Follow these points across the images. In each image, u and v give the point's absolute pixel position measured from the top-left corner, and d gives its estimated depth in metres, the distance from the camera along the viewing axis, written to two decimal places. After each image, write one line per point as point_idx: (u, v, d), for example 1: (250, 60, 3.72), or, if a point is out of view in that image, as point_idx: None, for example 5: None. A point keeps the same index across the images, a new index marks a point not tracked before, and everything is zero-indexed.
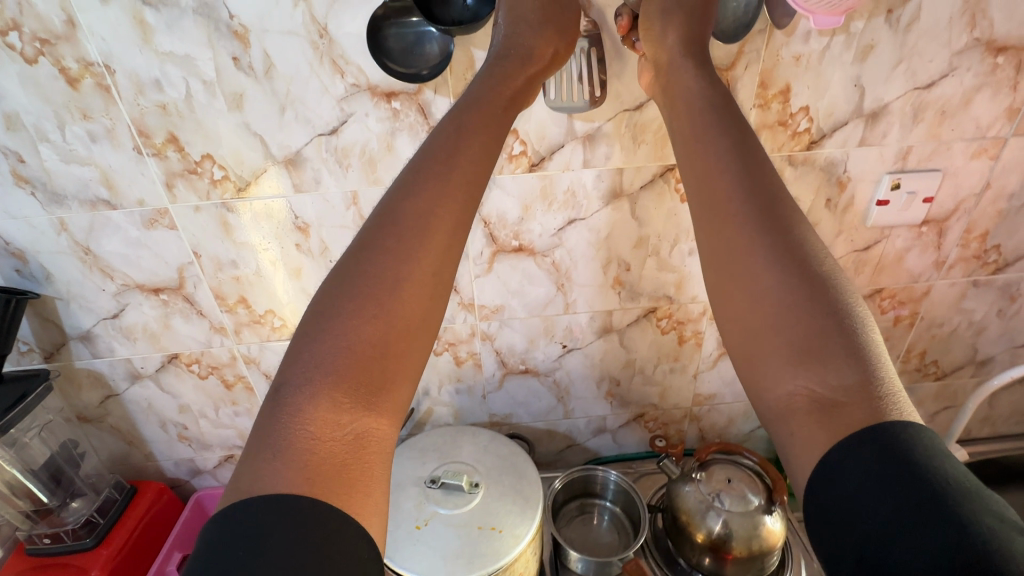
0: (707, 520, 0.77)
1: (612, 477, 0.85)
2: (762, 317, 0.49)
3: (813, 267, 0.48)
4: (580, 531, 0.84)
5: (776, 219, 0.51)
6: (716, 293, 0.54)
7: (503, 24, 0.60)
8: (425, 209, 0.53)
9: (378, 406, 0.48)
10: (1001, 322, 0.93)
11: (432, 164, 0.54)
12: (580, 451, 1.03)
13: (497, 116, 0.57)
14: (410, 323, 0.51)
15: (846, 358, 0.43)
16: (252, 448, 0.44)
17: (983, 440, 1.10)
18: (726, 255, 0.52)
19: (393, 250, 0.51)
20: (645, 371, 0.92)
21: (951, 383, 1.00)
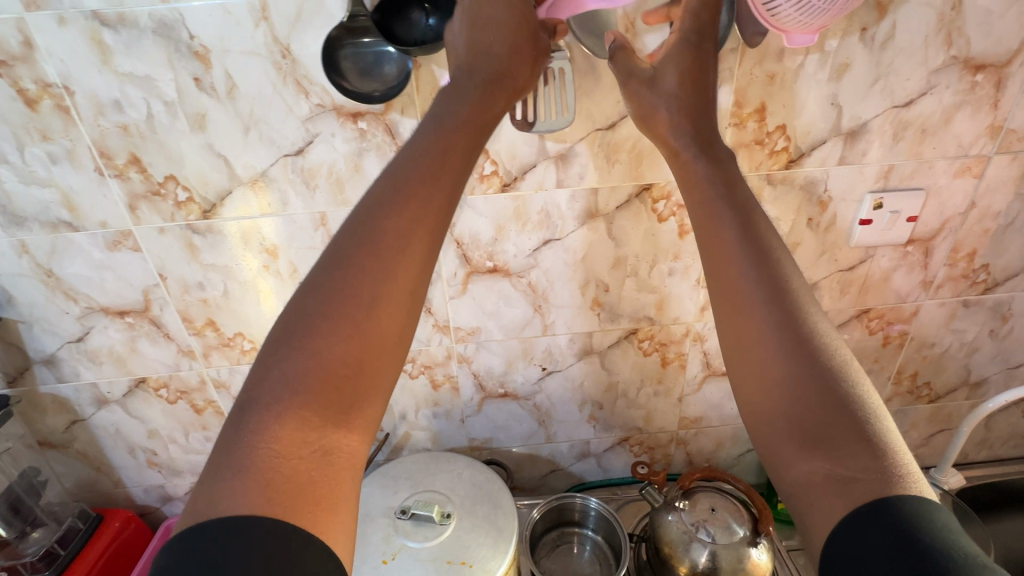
0: (691, 552, 0.73)
1: (592, 504, 0.82)
2: (777, 396, 0.46)
3: (824, 351, 0.46)
4: (560, 563, 0.81)
5: (786, 299, 0.49)
6: (733, 370, 0.50)
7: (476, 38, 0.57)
8: (406, 215, 0.49)
9: (349, 420, 0.44)
10: (994, 343, 0.91)
11: (411, 169, 0.51)
12: (564, 477, 0.99)
13: (480, 131, 0.55)
14: (384, 341, 0.46)
15: (861, 446, 0.41)
16: (209, 470, 0.40)
17: (981, 464, 1.06)
18: (741, 332, 0.50)
19: (369, 265, 0.47)
20: (628, 394, 0.90)
21: (945, 405, 0.97)
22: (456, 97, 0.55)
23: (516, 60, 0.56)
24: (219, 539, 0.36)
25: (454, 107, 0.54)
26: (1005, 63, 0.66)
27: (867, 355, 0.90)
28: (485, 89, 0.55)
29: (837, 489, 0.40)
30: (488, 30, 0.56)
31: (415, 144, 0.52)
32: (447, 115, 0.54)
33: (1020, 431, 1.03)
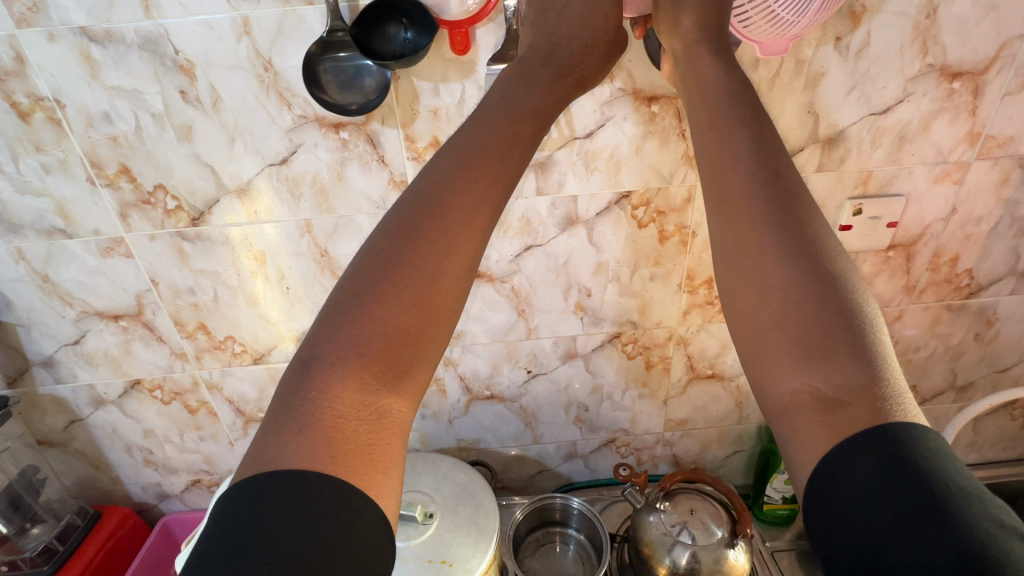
0: (671, 552, 0.75)
1: (574, 503, 0.83)
2: (776, 311, 0.46)
3: (825, 266, 0.46)
4: (543, 561, 0.83)
5: (790, 221, 0.48)
6: (730, 292, 0.50)
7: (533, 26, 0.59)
8: (467, 185, 0.50)
9: (401, 387, 0.46)
10: (979, 347, 0.91)
11: (471, 146, 0.51)
12: (552, 477, 1.00)
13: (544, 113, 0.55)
14: (441, 312, 0.48)
15: (851, 360, 0.42)
16: (272, 422, 0.42)
17: (969, 466, 1.06)
18: (745, 252, 0.49)
19: (432, 236, 0.48)
20: (613, 396, 0.91)
21: (931, 408, 0.98)
22: (524, 78, 0.56)
23: (585, 56, 0.58)
24: (269, 495, 0.39)
25: (525, 92, 0.55)
26: (982, 71, 0.66)
27: None
28: (555, 72, 0.57)
29: (824, 407, 0.41)
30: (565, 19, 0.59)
31: (483, 120, 0.52)
32: (507, 93, 0.54)
33: (1009, 434, 1.03)
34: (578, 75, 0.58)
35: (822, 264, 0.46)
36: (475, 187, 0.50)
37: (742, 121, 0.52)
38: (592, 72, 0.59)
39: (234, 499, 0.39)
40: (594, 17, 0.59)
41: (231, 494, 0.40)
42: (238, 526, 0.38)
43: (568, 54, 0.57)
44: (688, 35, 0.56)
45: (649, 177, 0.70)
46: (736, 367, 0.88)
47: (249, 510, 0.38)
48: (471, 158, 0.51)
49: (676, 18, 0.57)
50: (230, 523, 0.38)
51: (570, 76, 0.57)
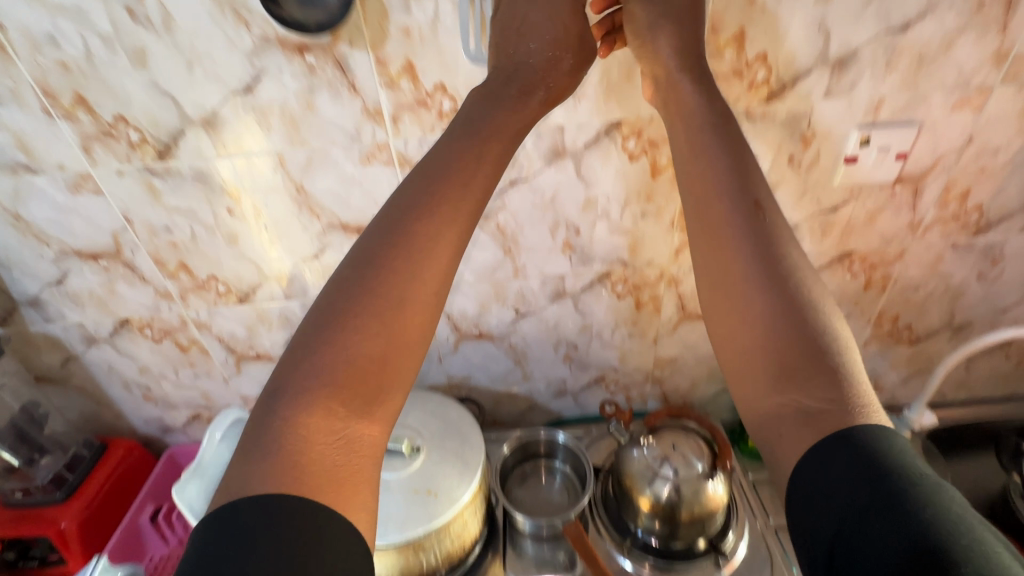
0: (652, 484, 0.76)
1: (560, 437, 0.86)
2: (755, 342, 0.50)
3: (793, 300, 0.49)
4: (530, 492, 0.85)
5: (762, 257, 0.51)
6: (716, 323, 0.53)
7: (500, 40, 0.58)
8: (443, 215, 0.51)
9: (370, 413, 0.46)
10: (981, 286, 0.88)
11: (444, 178, 0.52)
12: (542, 413, 1.02)
13: (515, 132, 0.56)
14: (407, 338, 0.48)
15: (817, 384, 0.46)
16: (242, 450, 0.43)
17: (957, 403, 1.07)
18: (727, 287, 0.52)
19: (397, 266, 0.49)
20: (603, 335, 0.90)
21: (925, 347, 0.97)
22: (491, 101, 0.56)
23: (555, 71, 0.57)
24: (251, 513, 0.39)
25: (490, 113, 0.55)
26: None
27: (847, 298, 0.88)
28: (523, 90, 0.57)
29: (805, 422, 0.45)
30: (532, 28, 0.57)
31: (451, 145, 0.53)
32: (470, 118, 0.55)
33: (1001, 373, 1.02)
34: (542, 94, 0.58)
35: (796, 290, 0.50)
36: (441, 213, 0.51)
37: (712, 147, 0.55)
38: (563, 83, 0.58)
39: (214, 525, 0.40)
40: (553, 29, 0.57)
41: (213, 518, 0.40)
42: (230, 545, 0.38)
43: (537, 70, 0.57)
44: (670, 61, 0.57)
45: (641, 105, 0.66)
46: None
47: (238, 527, 0.39)
48: (441, 185, 0.52)
49: (655, 42, 0.58)
50: (220, 544, 0.38)
51: (540, 89, 0.57)
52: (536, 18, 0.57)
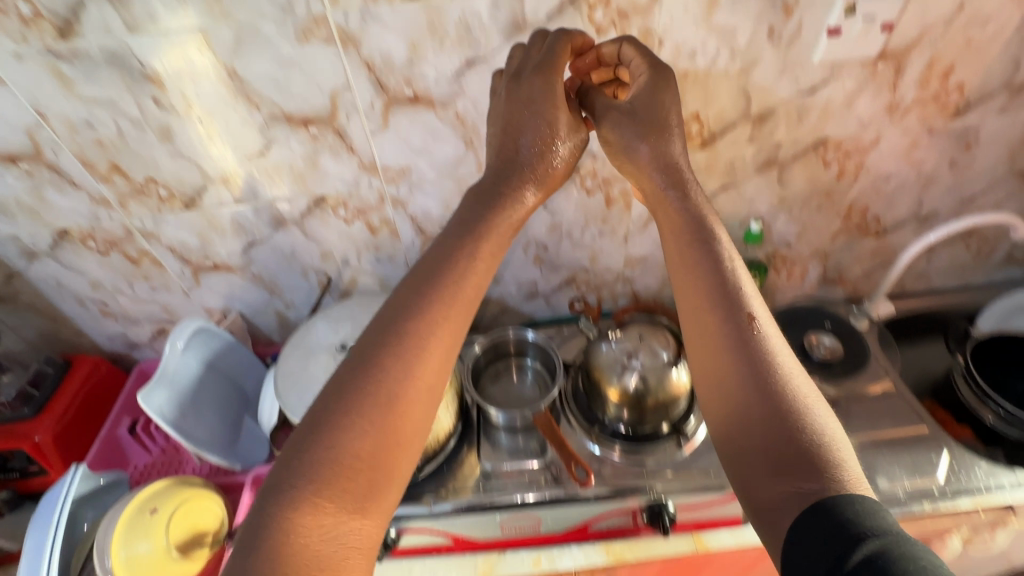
0: (618, 375, 0.78)
1: (529, 335, 0.87)
2: (751, 426, 0.47)
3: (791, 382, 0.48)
4: (503, 389, 0.88)
5: (758, 339, 0.50)
6: (713, 410, 0.51)
7: (496, 134, 0.60)
8: (438, 315, 0.50)
9: (366, 510, 0.44)
10: (952, 174, 0.87)
11: (438, 276, 0.52)
12: (514, 317, 1.03)
13: (510, 228, 0.58)
14: (404, 432, 0.47)
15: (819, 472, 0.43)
16: (234, 554, 0.40)
17: (916, 295, 1.11)
18: (717, 369, 0.51)
19: (391, 360, 0.48)
20: (573, 235, 0.88)
21: (891, 239, 0.97)
22: (484, 199, 0.58)
23: (545, 159, 0.59)
24: None
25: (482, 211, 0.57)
26: None
27: (819, 190, 0.87)
28: (514, 180, 0.59)
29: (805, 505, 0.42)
30: (521, 130, 0.58)
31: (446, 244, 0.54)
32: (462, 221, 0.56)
33: (960, 263, 1.05)
34: (535, 177, 0.59)
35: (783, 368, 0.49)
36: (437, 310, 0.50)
37: (700, 236, 0.56)
38: (559, 173, 0.61)
39: None
40: (538, 123, 0.58)
41: None
42: None
43: (533, 161, 0.59)
44: (645, 164, 0.59)
45: None
46: None
47: None
48: (436, 283, 0.52)
49: (636, 156, 0.60)
50: None
51: (531, 182, 0.59)
52: (523, 115, 0.58)
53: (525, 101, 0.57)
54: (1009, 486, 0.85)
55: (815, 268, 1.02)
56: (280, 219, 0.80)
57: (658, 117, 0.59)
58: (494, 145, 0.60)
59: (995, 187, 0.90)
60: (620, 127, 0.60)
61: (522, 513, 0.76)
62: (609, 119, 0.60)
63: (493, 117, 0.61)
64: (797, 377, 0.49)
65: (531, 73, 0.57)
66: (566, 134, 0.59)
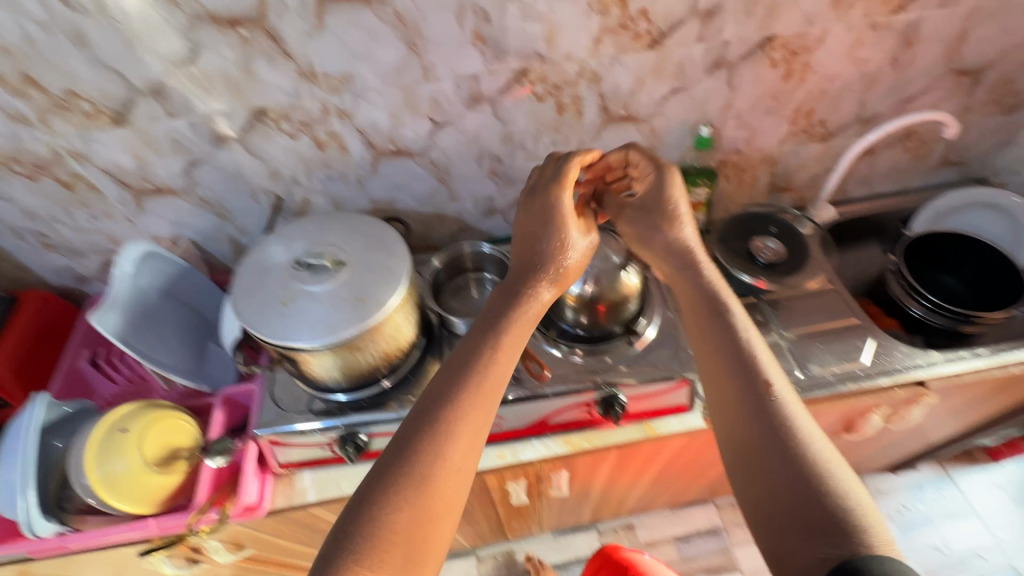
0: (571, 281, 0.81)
1: (485, 248, 0.89)
2: (772, 492, 0.52)
3: (801, 447, 0.53)
4: (462, 300, 0.90)
5: (766, 405, 0.57)
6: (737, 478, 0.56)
7: (518, 240, 0.70)
8: (480, 403, 0.56)
9: None
10: (893, 73, 0.89)
11: (467, 364, 0.58)
12: (473, 235, 1.04)
13: (528, 318, 0.64)
14: (443, 509, 0.51)
15: (836, 537, 0.47)
16: None
17: (860, 201, 1.15)
18: (738, 434, 0.57)
19: (430, 442, 0.53)
20: (526, 146, 0.88)
21: (835, 144, 1.00)
22: (507, 296, 0.65)
23: (563, 253, 0.68)
24: None
25: (505, 308, 0.64)
26: None
27: (767, 93, 0.88)
28: (533, 274, 0.67)
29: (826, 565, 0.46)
30: (541, 236, 0.69)
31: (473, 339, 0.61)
32: (489, 318, 0.63)
33: (899, 167, 1.09)
34: (550, 271, 0.67)
35: (788, 431, 0.55)
36: (466, 397, 0.56)
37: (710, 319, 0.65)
38: (573, 268, 0.69)
39: None
40: (553, 225, 0.68)
41: None
42: None
43: (551, 259, 0.68)
44: (665, 249, 0.72)
45: None
46: (649, 106, 0.85)
47: None
48: (467, 374, 0.58)
49: (654, 244, 0.73)
50: None
51: (549, 281, 0.67)
52: (542, 225, 0.69)
53: (542, 210, 0.69)
54: (925, 363, 0.93)
55: (765, 176, 1.05)
56: (220, 136, 0.77)
57: (665, 211, 0.72)
58: (517, 250, 0.70)
59: (932, 87, 0.93)
60: (637, 222, 0.74)
61: None
62: (626, 217, 0.75)
63: (518, 227, 0.71)
64: (807, 440, 0.54)
65: (545, 191, 0.70)
66: (583, 234, 0.70)
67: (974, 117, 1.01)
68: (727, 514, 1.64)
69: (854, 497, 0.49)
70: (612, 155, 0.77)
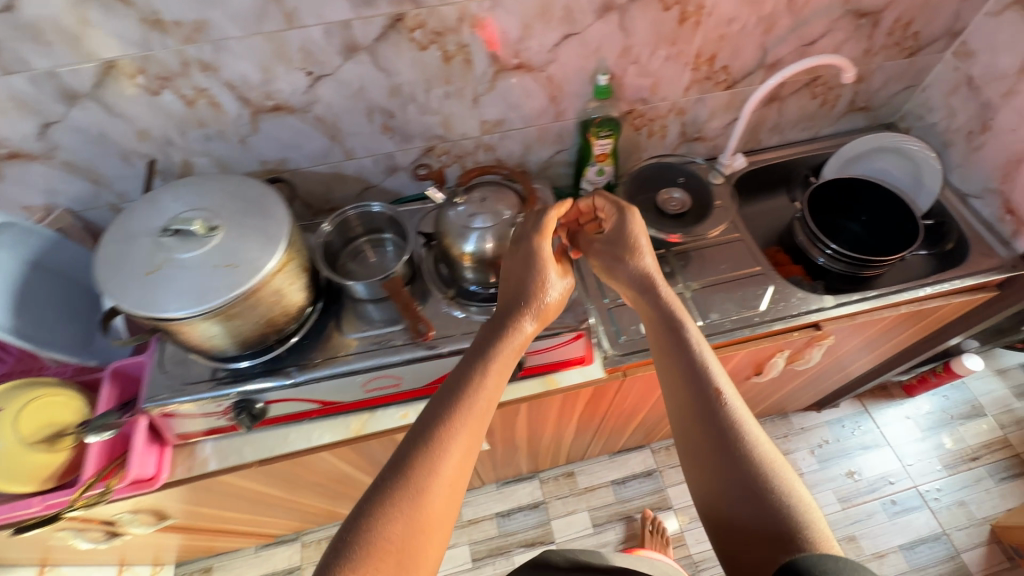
0: (463, 241, 0.79)
1: (377, 207, 0.85)
2: (728, 495, 0.57)
3: (754, 453, 0.58)
4: (363, 263, 0.88)
5: (718, 416, 0.61)
6: (699, 481, 0.61)
7: (503, 281, 0.72)
8: (471, 426, 0.59)
9: None
10: (791, 15, 0.87)
11: (457, 388, 0.60)
12: (380, 194, 1.01)
13: (512, 347, 0.66)
14: (434, 522, 0.53)
15: (781, 536, 0.53)
16: None
17: (773, 149, 1.16)
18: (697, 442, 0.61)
19: (426, 462, 0.55)
20: (417, 99, 0.84)
21: (741, 91, 0.99)
22: (492, 327, 0.67)
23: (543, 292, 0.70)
24: None
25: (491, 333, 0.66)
26: None
27: (664, 38, 0.85)
28: (515, 308, 0.68)
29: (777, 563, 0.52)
30: (523, 275, 0.71)
31: (466, 365, 0.63)
32: (477, 346, 0.65)
33: (808, 113, 1.10)
34: (530, 306, 0.69)
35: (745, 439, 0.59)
36: (459, 418, 0.58)
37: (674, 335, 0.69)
38: (553, 306, 0.71)
39: None
40: (532, 267, 0.71)
41: None
42: None
43: (532, 295, 0.70)
44: (631, 280, 0.75)
45: None
46: (541, 54, 0.82)
47: None
48: (458, 397, 0.60)
49: (620, 275, 0.77)
50: None
51: (529, 314, 0.69)
52: (523, 267, 0.71)
53: (525, 255, 0.71)
54: (816, 308, 0.96)
55: (674, 125, 1.03)
56: (71, 93, 0.71)
57: (632, 243, 0.76)
58: (503, 291, 0.72)
59: (831, 30, 0.91)
60: (605, 255, 0.79)
61: (381, 372, 0.81)
62: (596, 250, 0.79)
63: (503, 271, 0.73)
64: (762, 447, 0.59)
65: (528, 238, 0.72)
66: (561, 277, 0.72)
67: (877, 61, 1.01)
68: (662, 458, 1.73)
69: (800, 497, 0.55)
70: (581, 202, 0.83)
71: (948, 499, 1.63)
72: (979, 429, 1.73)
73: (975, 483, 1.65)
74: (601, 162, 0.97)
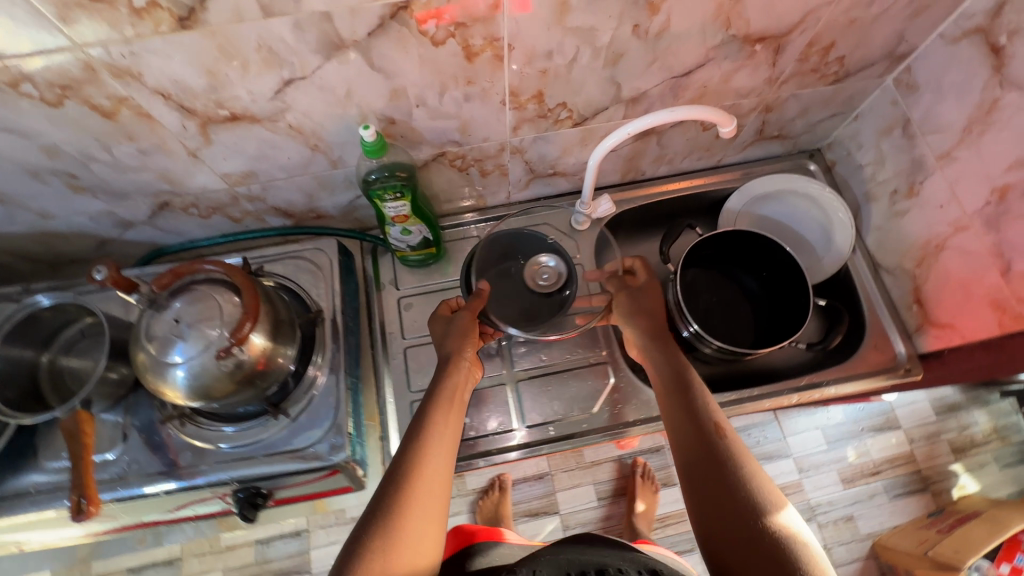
0: (165, 379, 0.58)
1: (43, 300, 0.66)
2: (718, 505, 0.47)
3: (746, 476, 0.49)
4: (85, 356, 0.71)
5: (705, 429, 0.54)
6: (694, 505, 0.49)
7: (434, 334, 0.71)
8: (443, 463, 0.55)
9: None
10: (644, 46, 0.60)
11: (427, 411, 0.59)
12: (127, 246, 0.78)
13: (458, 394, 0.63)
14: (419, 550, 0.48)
15: None
16: None
17: (659, 180, 0.91)
18: (685, 449, 0.53)
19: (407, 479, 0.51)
20: (101, 158, 0.60)
21: (595, 128, 0.73)
22: (444, 366, 0.66)
23: (461, 342, 0.69)
24: None
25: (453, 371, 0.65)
26: None
27: (450, 76, 0.58)
28: (463, 351, 0.68)
29: None
30: (444, 335, 0.70)
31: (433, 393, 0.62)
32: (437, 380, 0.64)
33: (702, 143, 0.84)
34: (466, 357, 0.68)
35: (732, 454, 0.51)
36: (432, 442, 0.55)
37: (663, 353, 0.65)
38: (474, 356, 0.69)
39: None
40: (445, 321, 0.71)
41: None
42: None
43: (461, 342, 0.69)
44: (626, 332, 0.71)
45: None
46: (258, 102, 0.56)
47: None
48: (430, 423, 0.57)
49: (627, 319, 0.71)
50: None
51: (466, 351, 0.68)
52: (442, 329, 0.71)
53: (442, 324, 0.71)
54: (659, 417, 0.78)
55: (515, 164, 0.78)
56: None
57: (653, 307, 0.71)
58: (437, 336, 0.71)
59: (711, 58, 0.64)
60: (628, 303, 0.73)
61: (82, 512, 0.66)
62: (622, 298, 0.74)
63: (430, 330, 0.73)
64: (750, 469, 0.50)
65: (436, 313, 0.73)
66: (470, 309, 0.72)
67: (788, 89, 0.74)
68: (556, 460, 1.63)
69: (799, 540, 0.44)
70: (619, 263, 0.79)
71: (837, 513, 1.59)
72: (887, 443, 1.66)
73: (869, 498, 1.61)
74: (402, 223, 0.73)
